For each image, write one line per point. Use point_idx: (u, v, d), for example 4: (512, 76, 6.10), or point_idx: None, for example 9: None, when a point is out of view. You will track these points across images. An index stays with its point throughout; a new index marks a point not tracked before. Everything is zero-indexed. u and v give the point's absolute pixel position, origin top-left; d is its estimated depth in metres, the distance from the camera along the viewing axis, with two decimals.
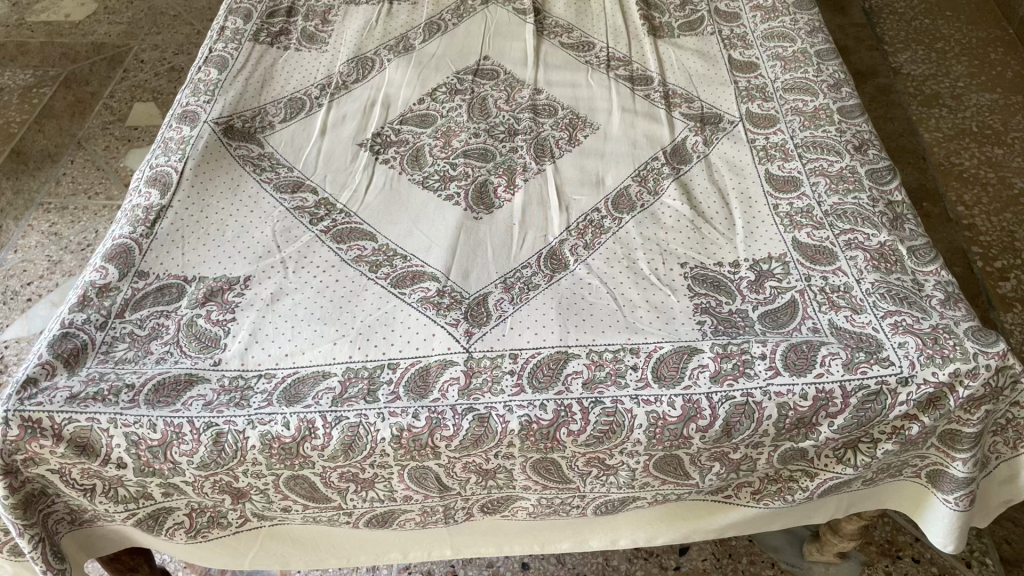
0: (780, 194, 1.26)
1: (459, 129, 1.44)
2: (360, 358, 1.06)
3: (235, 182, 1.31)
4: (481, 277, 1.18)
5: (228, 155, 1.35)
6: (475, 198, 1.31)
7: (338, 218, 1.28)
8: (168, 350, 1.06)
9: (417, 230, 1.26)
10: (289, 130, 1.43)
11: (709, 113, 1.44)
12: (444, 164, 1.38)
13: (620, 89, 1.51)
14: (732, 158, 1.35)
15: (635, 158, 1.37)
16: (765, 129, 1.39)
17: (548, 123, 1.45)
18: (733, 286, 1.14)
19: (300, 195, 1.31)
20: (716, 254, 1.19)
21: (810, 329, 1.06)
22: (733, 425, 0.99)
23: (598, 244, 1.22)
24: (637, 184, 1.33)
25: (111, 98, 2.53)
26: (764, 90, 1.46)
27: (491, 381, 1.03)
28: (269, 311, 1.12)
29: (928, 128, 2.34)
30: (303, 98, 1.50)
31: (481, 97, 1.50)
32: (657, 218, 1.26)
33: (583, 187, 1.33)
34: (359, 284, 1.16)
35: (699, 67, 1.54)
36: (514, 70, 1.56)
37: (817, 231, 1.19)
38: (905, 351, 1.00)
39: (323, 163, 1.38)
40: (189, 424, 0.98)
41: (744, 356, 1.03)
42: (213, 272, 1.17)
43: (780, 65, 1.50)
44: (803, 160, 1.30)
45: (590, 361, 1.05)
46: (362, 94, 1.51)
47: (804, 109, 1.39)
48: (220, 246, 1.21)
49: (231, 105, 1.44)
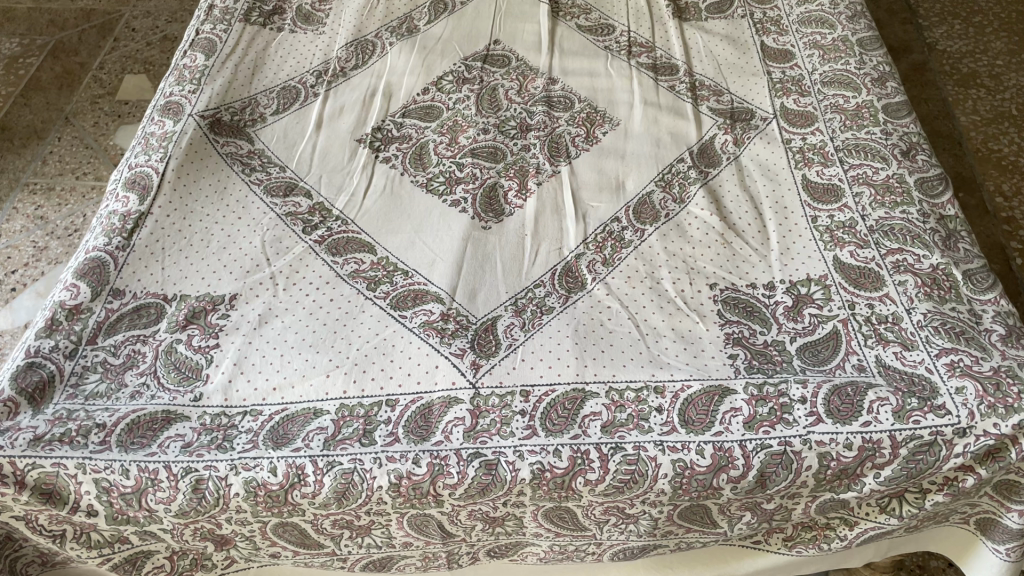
0: (820, 205, 1.15)
1: (466, 124, 1.32)
2: (354, 393, 0.96)
3: (221, 185, 1.20)
4: (490, 298, 1.07)
5: (214, 153, 1.24)
6: (483, 204, 1.20)
7: (334, 227, 1.17)
8: (144, 382, 0.96)
9: (420, 242, 1.15)
10: (281, 124, 1.32)
11: (740, 109, 1.32)
12: (450, 164, 1.26)
13: (642, 79, 1.38)
14: (765, 161, 1.24)
15: (658, 160, 1.26)
16: (801, 128, 1.27)
17: (563, 117, 1.33)
18: (768, 313, 1.03)
19: (292, 199, 1.20)
20: (748, 275, 1.08)
21: (855, 367, 0.95)
22: (768, 477, 0.89)
23: (618, 260, 1.11)
24: (661, 190, 1.21)
25: (101, 69, 2.40)
26: (801, 83, 1.33)
27: (500, 422, 0.93)
28: (257, 337, 1.02)
29: (965, 111, 2.20)
30: (297, 87, 1.38)
31: (490, 88, 1.38)
32: (683, 230, 1.14)
33: (601, 194, 1.21)
34: (356, 306, 1.06)
35: (728, 55, 1.41)
36: (528, 57, 1.43)
37: (861, 250, 1.07)
38: (962, 398, 0.90)
39: (319, 162, 1.26)
40: (166, 469, 0.89)
41: (782, 399, 0.92)
42: (196, 290, 1.06)
43: (818, 54, 1.37)
44: (845, 165, 1.19)
45: (609, 401, 0.94)
46: (362, 82, 1.39)
47: (845, 106, 1.27)
48: (204, 259, 1.10)
49: (219, 95, 1.32)
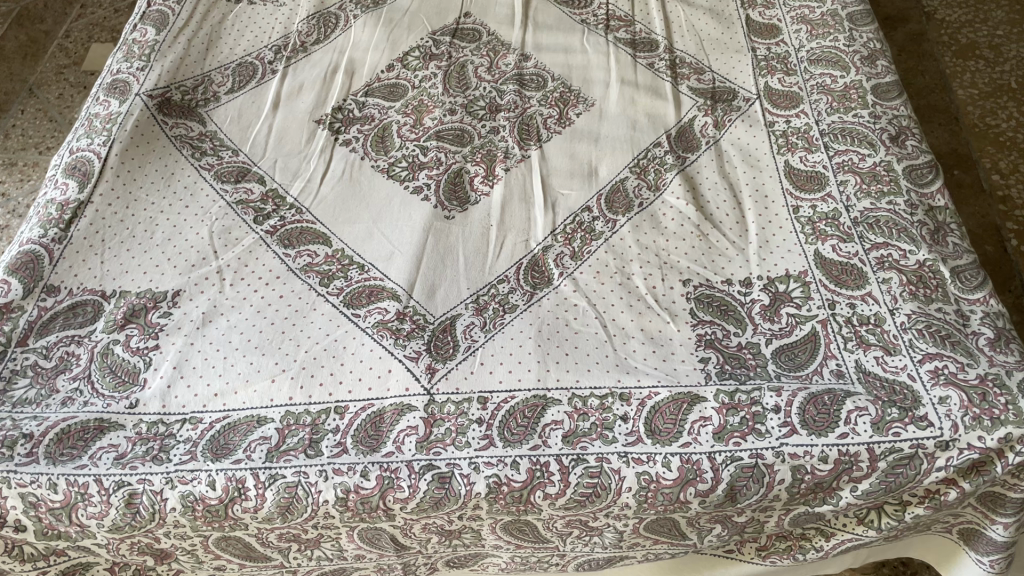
0: (802, 194, 1.09)
1: (432, 104, 1.25)
2: (301, 400, 0.90)
3: (169, 170, 1.13)
4: (450, 295, 1.00)
5: (162, 135, 1.17)
6: (447, 192, 1.14)
7: (288, 216, 1.10)
8: (77, 388, 0.91)
9: (378, 232, 1.08)
10: (235, 103, 1.24)
11: (722, 89, 1.25)
12: (413, 148, 1.20)
13: (619, 55, 1.31)
14: (746, 146, 1.17)
15: (633, 144, 1.19)
16: (786, 110, 1.20)
17: (535, 97, 1.26)
18: (744, 312, 0.97)
19: (244, 185, 1.13)
20: (724, 270, 1.02)
21: (833, 373, 0.89)
22: (739, 490, 0.83)
23: (587, 253, 1.05)
24: (636, 177, 1.15)
25: (67, 38, 2.31)
26: (786, 61, 1.26)
27: (455, 431, 0.88)
28: (199, 338, 0.96)
29: (963, 84, 2.12)
30: (255, 63, 1.30)
31: (459, 64, 1.31)
32: (657, 221, 1.08)
33: (572, 181, 1.15)
34: (307, 304, 1.00)
35: (711, 30, 1.34)
36: (500, 31, 1.35)
37: (844, 244, 1.01)
38: (946, 408, 0.84)
39: (274, 145, 1.19)
40: (96, 483, 0.83)
41: (755, 408, 0.87)
42: (136, 286, 1.00)
43: (806, 30, 1.29)
44: (830, 151, 1.12)
45: (572, 409, 0.88)
46: (323, 58, 1.32)
47: (832, 86, 1.20)
48: (148, 252, 1.03)
49: (169, 73, 1.24)
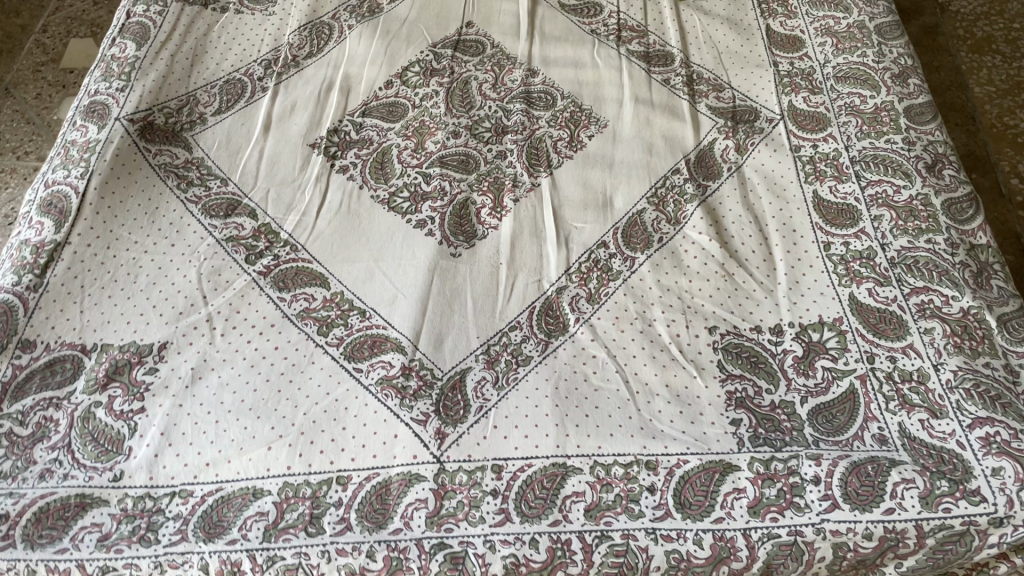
0: (834, 229, 1.01)
1: (434, 125, 1.17)
2: (300, 469, 0.83)
3: (152, 204, 1.05)
4: (459, 346, 0.93)
5: (144, 165, 1.09)
6: (453, 225, 1.06)
7: (282, 254, 1.03)
8: (56, 459, 0.83)
9: (379, 273, 1.01)
10: (223, 126, 1.16)
11: (743, 108, 1.17)
12: (415, 175, 1.12)
13: (633, 70, 1.23)
14: (771, 173, 1.09)
15: (650, 171, 1.11)
16: (812, 133, 1.12)
17: (544, 118, 1.18)
18: (775, 365, 0.90)
19: (234, 220, 1.05)
20: (752, 315, 0.95)
21: (875, 438, 0.83)
22: (776, 568, 0.77)
23: (605, 296, 0.98)
24: (654, 208, 1.07)
25: (44, 32, 2.21)
26: (811, 77, 1.18)
27: (468, 505, 0.81)
28: (188, 398, 0.88)
29: (979, 81, 2.05)
30: (243, 79, 1.22)
31: (462, 81, 1.22)
32: (678, 258, 1.01)
33: (586, 212, 1.07)
34: (304, 357, 0.92)
35: (730, 42, 1.26)
36: (505, 43, 1.27)
37: (882, 288, 0.94)
38: (1000, 482, 0.78)
39: (266, 174, 1.11)
40: (79, 569, 0.77)
41: (792, 479, 0.80)
42: (119, 339, 0.93)
43: (831, 43, 1.21)
44: (861, 180, 1.05)
45: (594, 479, 0.82)
46: (317, 74, 1.23)
47: (862, 107, 1.12)
48: (131, 299, 0.96)
49: (151, 94, 1.16)
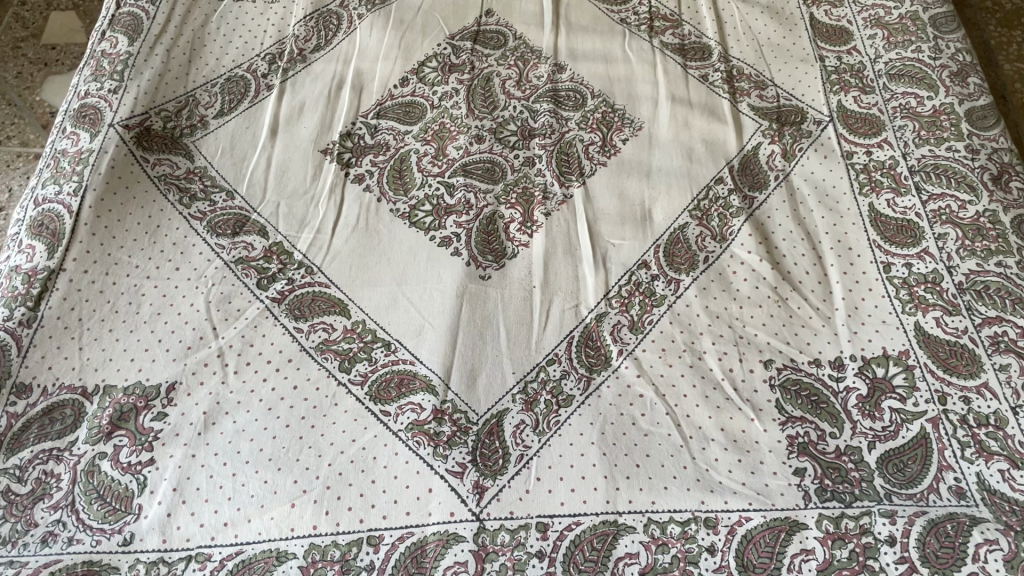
0: (894, 248, 0.94)
1: (456, 129, 1.08)
2: (327, 529, 0.76)
3: (153, 222, 0.97)
4: (494, 383, 0.86)
5: (142, 177, 1.00)
6: (480, 243, 0.98)
7: (296, 277, 0.94)
8: (60, 521, 0.76)
9: (403, 299, 0.93)
10: (227, 131, 1.07)
11: (788, 108, 1.09)
12: (437, 185, 1.03)
13: (667, 65, 1.14)
14: (822, 182, 1.02)
15: (691, 179, 1.03)
16: (865, 138, 1.04)
17: (573, 119, 1.09)
18: (838, 405, 0.83)
19: (242, 239, 0.97)
20: (809, 347, 0.88)
21: (952, 492, 0.77)
22: None
23: (649, 324, 0.91)
24: (697, 222, 0.99)
25: (23, 5, 2.08)
26: (862, 74, 1.10)
27: (513, 569, 0.73)
28: (202, 448, 0.81)
29: (1010, 57, 1.95)
30: (246, 77, 1.12)
31: (484, 77, 1.13)
32: (727, 281, 0.93)
33: (624, 228, 0.99)
34: (326, 398, 0.85)
35: (771, 34, 1.17)
36: (528, 33, 1.18)
37: (950, 318, 0.87)
38: None
39: (275, 185, 1.03)
40: None
41: (866, 539, 0.74)
42: (123, 379, 0.85)
43: (882, 35, 1.13)
44: (922, 193, 0.97)
45: (648, 538, 0.75)
46: (325, 70, 1.14)
47: (919, 110, 1.04)
48: (134, 333, 0.88)
49: (147, 95, 1.07)
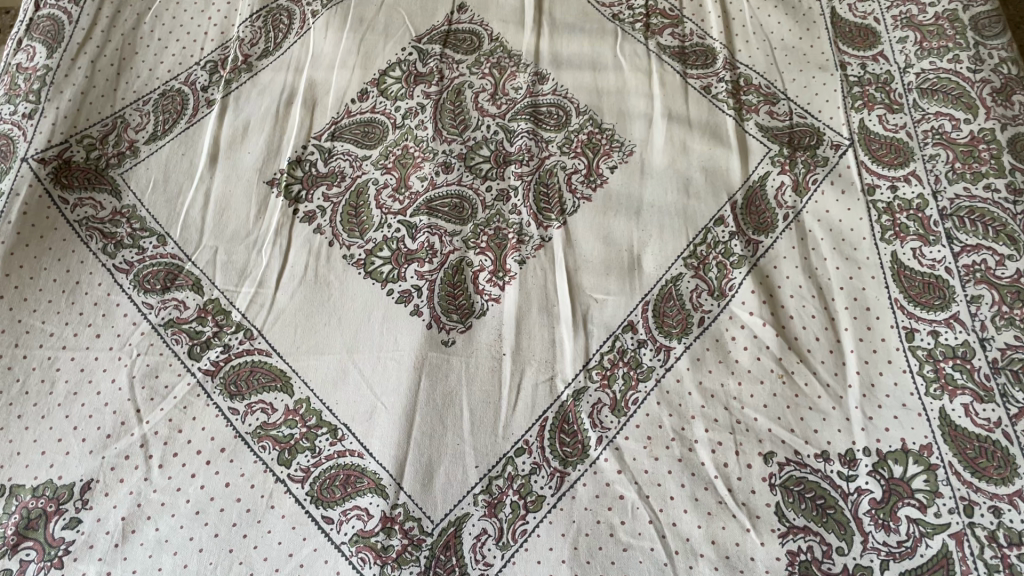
0: (919, 311, 0.82)
1: (420, 154, 0.95)
2: None
3: (71, 278, 0.85)
4: (446, 490, 0.75)
5: (60, 222, 0.88)
6: (444, 299, 0.86)
7: (234, 344, 0.83)
8: None
9: (354, 372, 0.81)
10: (160, 158, 0.93)
11: (802, 128, 0.95)
12: (397, 225, 0.91)
13: (664, 74, 1.00)
14: (838, 224, 0.88)
15: (687, 218, 0.90)
16: (890, 169, 0.90)
17: (555, 141, 0.96)
18: (847, 512, 0.73)
19: (174, 296, 0.85)
20: (817, 436, 0.77)
21: None
22: None
23: (633, 404, 0.79)
24: (693, 273, 0.86)
25: None
26: (888, 88, 0.96)
27: None
28: (118, 564, 0.71)
29: None
30: (184, 89, 0.98)
31: (454, 89, 0.99)
32: (725, 351, 0.81)
33: (609, 279, 0.87)
34: (261, 500, 0.74)
35: (785, 33, 1.02)
36: (506, 35, 1.03)
37: (981, 406, 0.76)
38: None
39: (212, 226, 0.90)
40: None
41: None
42: (32, 478, 0.75)
43: (915, 39, 0.98)
44: (953, 243, 0.84)
45: None
46: (274, 80, 0.99)
47: (954, 135, 0.90)
48: (46, 420, 0.78)
49: (67, 120, 0.94)
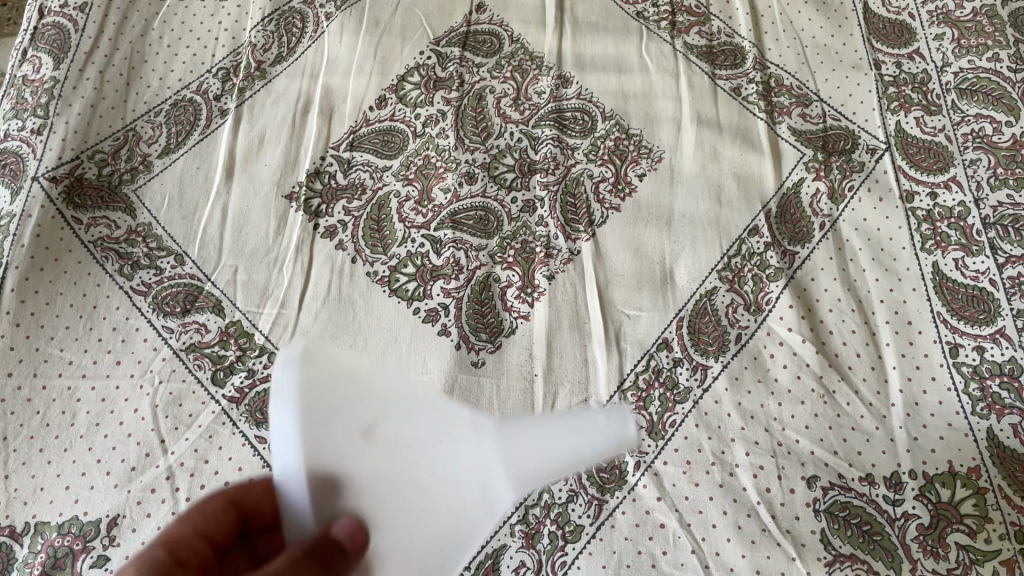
0: (964, 324, 0.80)
1: (443, 165, 0.92)
2: None
3: (88, 303, 0.83)
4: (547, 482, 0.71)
5: (74, 244, 0.86)
6: (472, 318, 0.83)
7: (258, 369, 0.80)
8: None
9: None
10: (174, 172, 0.90)
11: (836, 131, 0.92)
12: (421, 240, 0.88)
13: (692, 75, 0.96)
14: (877, 233, 0.86)
15: (720, 228, 0.87)
16: (929, 174, 0.88)
17: (581, 147, 0.93)
18: (895, 538, 0.71)
19: (194, 319, 0.82)
20: (861, 458, 0.74)
21: None
22: None
23: (670, 427, 0.77)
24: (727, 287, 0.84)
25: None
26: (925, 88, 0.94)
27: None
28: None
29: None
30: (196, 99, 0.95)
31: (476, 94, 0.96)
32: (763, 369, 0.79)
33: (641, 294, 0.84)
34: None
35: (816, 30, 0.99)
36: (527, 35, 1.00)
37: None
38: None
39: (231, 243, 0.87)
40: None
41: None
42: (57, 514, 0.73)
43: (952, 36, 0.96)
44: (997, 254, 0.83)
45: None
46: (288, 88, 0.96)
47: (994, 139, 0.89)
48: (69, 453, 0.76)
49: (77, 135, 0.92)
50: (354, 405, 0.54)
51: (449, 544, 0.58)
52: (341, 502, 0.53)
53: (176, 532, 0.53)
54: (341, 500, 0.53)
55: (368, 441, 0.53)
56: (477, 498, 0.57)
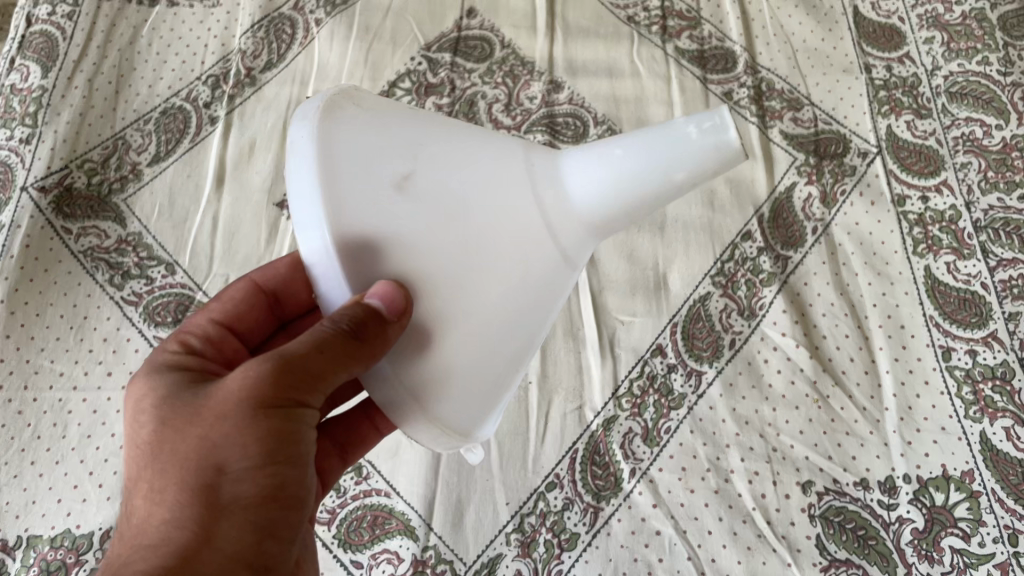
0: (956, 328, 0.80)
1: None
2: None
3: (78, 313, 0.82)
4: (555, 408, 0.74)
5: (64, 254, 0.85)
6: None
7: None
8: None
9: None
10: (164, 180, 0.90)
11: (827, 135, 0.92)
12: None
13: (684, 80, 0.96)
14: (870, 237, 0.86)
15: (713, 233, 0.87)
16: (921, 178, 0.88)
17: None
18: (889, 542, 0.71)
19: None
20: (856, 463, 0.74)
21: None
22: None
23: (665, 434, 0.77)
24: (721, 292, 0.84)
25: None
26: (916, 92, 0.94)
27: None
28: None
29: None
30: (185, 106, 0.95)
31: (467, 100, 0.96)
32: (757, 375, 0.79)
33: (635, 299, 0.84)
34: None
35: (806, 34, 0.99)
36: (518, 40, 1.00)
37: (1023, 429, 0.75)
38: None
39: (223, 252, 0.86)
40: None
41: None
42: (49, 528, 0.72)
43: (941, 39, 0.97)
44: (988, 257, 0.83)
45: None
46: (279, 95, 0.96)
47: (985, 142, 0.89)
48: (61, 466, 0.75)
49: (66, 143, 0.91)
50: (383, 156, 0.41)
51: (535, 300, 0.44)
52: (381, 269, 0.40)
53: (194, 321, 0.55)
54: (386, 262, 0.40)
55: (399, 191, 0.40)
56: (552, 246, 0.43)
